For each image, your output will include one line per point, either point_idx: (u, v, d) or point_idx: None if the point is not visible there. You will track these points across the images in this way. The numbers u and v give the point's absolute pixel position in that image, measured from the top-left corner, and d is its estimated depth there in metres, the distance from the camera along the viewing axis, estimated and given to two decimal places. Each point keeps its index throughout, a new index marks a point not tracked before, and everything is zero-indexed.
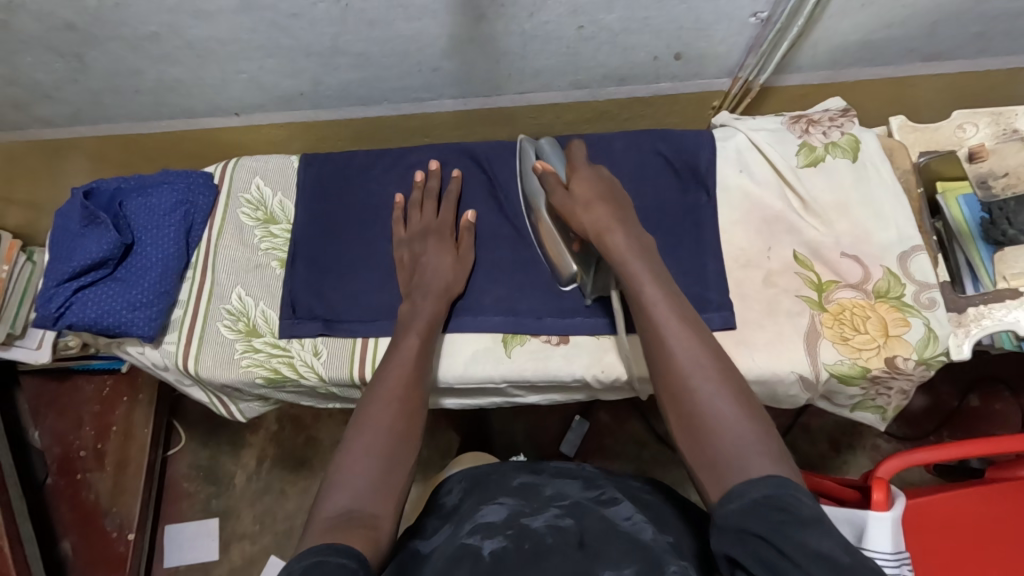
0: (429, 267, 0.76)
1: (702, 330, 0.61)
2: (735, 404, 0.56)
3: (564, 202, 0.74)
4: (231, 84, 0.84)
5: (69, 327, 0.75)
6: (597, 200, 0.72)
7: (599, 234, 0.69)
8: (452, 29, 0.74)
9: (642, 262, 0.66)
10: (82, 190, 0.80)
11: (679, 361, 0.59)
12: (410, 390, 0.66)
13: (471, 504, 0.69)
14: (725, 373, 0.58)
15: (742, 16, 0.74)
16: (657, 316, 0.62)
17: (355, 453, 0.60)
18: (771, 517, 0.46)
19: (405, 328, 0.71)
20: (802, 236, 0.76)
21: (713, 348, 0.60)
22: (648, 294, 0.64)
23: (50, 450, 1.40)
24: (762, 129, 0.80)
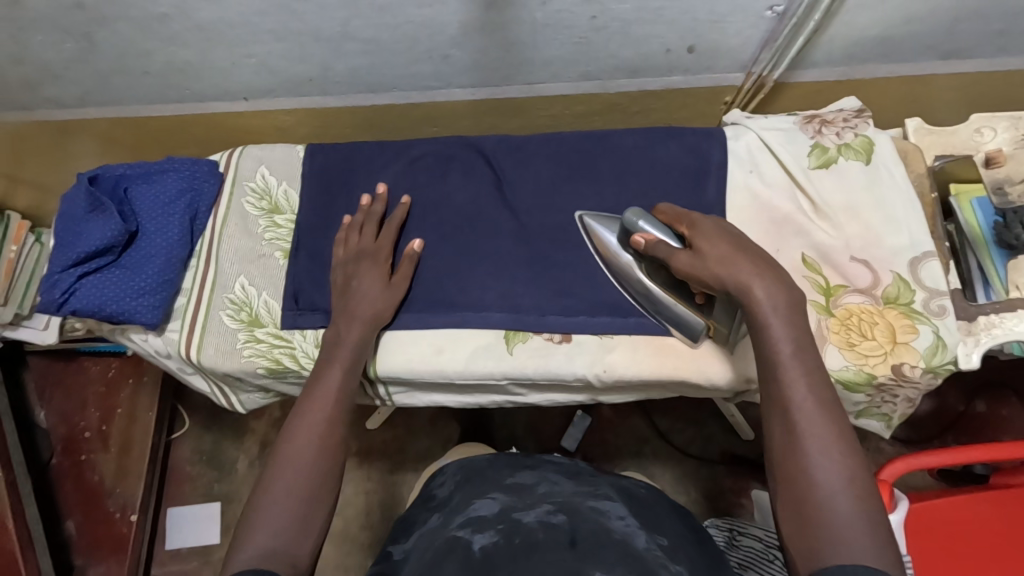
0: (356, 298, 0.74)
1: (837, 411, 0.54)
2: (863, 505, 0.50)
3: (702, 241, 0.64)
4: (239, 68, 0.84)
5: (72, 313, 0.75)
6: (735, 247, 0.62)
7: (733, 294, 0.59)
8: (463, 16, 0.73)
9: (784, 326, 0.57)
10: (88, 177, 0.80)
11: (810, 446, 0.53)
12: (331, 423, 0.65)
13: (465, 499, 0.71)
14: (856, 461, 0.52)
15: (758, 9, 0.73)
16: (793, 386, 0.55)
17: (275, 489, 0.59)
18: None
19: (330, 360, 0.70)
20: (811, 238, 0.74)
21: (845, 434, 0.53)
22: (786, 363, 0.56)
23: (54, 430, 1.42)
24: (775, 129, 0.79)
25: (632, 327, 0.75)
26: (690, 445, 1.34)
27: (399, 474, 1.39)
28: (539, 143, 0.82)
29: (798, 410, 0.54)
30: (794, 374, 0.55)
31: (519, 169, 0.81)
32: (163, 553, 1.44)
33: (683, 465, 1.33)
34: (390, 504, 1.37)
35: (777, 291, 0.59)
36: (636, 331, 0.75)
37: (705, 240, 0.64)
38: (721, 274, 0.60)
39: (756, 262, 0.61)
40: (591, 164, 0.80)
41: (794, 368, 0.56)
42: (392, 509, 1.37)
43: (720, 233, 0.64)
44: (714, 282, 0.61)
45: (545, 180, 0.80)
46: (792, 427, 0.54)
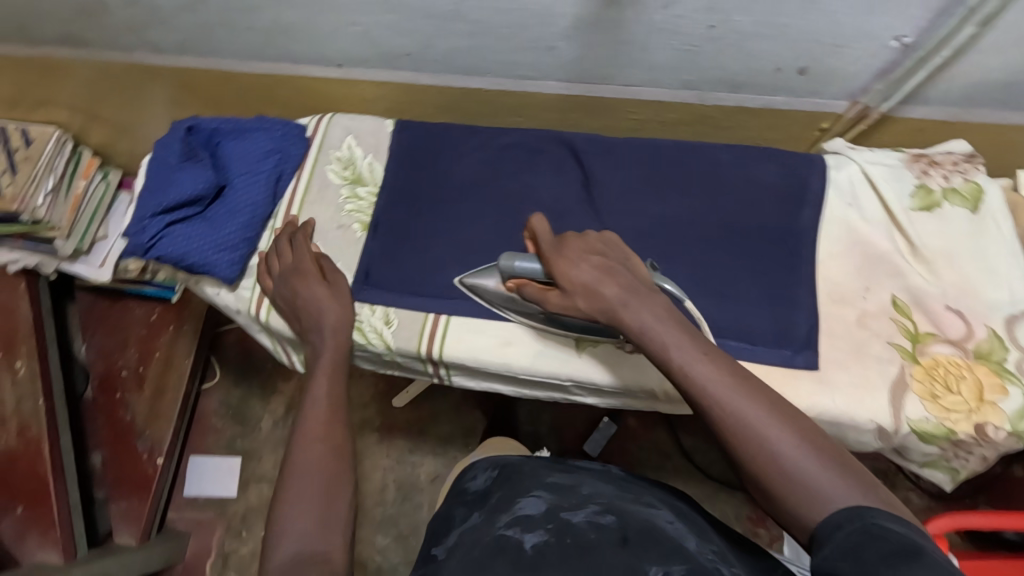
0: (315, 316, 0.73)
1: (748, 380, 0.51)
2: (825, 457, 0.47)
3: (556, 263, 0.63)
4: (341, 34, 0.83)
5: (156, 259, 0.76)
6: (597, 264, 0.62)
7: (612, 314, 0.58)
8: (580, 9, 0.72)
9: (666, 325, 0.55)
10: (185, 126, 0.81)
11: (761, 434, 0.48)
12: (327, 426, 0.65)
13: (507, 498, 0.69)
14: (792, 421, 0.49)
15: (885, 37, 0.70)
16: (709, 384, 0.51)
17: (289, 497, 0.58)
18: (867, 552, 0.40)
19: (312, 375, 0.69)
20: (905, 280, 0.72)
21: (767, 397, 0.50)
22: (680, 358, 0.53)
23: (94, 366, 1.45)
24: (880, 163, 0.76)
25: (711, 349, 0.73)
26: (712, 467, 1.33)
27: (418, 455, 1.39)
28: (630, 146, 0.81)
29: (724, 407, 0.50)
30: (699, 364, 0.52)
31: (608, 170, 0.80)
32: (181, 498, 1.46)
33: (703, 487, 1.32)
34: (406, 483, 1.38)
35: (652, 297, 0.58)
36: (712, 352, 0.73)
37: (569, 263, 0.62)
38: (598, 300, 0.59)
39: (620, 275, 0.60)
40: (682, 174, 0.79)
41: (689, 357, 0.53)
42: (407, 489, 1.37)
43: (578, 253, 0.63)
44: (592, 305, 0.60)
45: (634, 186, 0.79)
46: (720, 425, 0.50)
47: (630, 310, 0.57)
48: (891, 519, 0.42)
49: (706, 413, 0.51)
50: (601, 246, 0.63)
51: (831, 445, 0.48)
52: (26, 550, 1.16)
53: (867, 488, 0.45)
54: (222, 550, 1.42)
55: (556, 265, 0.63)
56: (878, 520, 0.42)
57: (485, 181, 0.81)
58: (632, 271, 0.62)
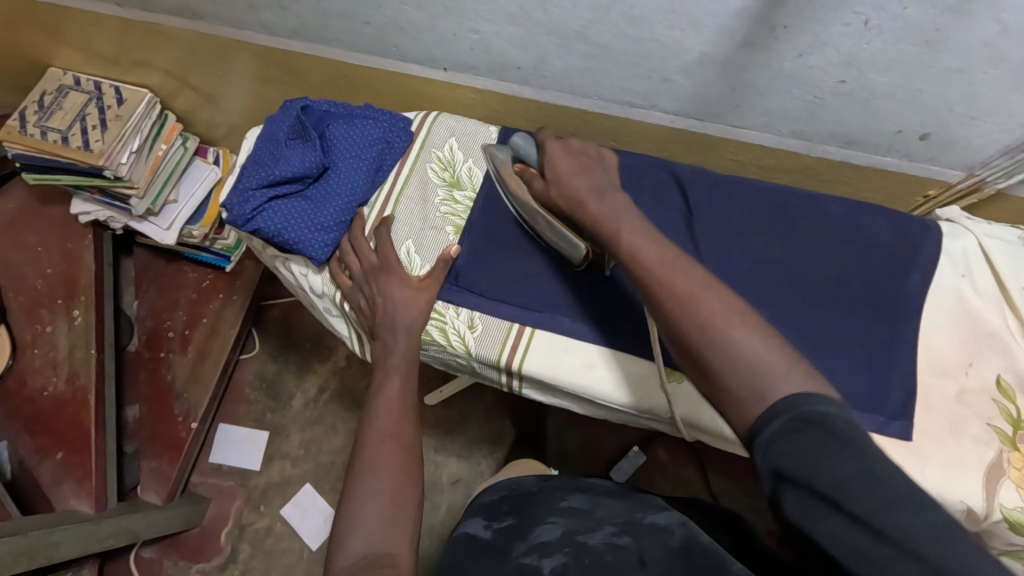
0: (391, 315, 0.74)
1: (687, 263, 0.57)
2: (761, 340, 0.49)
3: (554, 151, 0.74)
4: (456, 40, 0.84)
5: (255, 232, 0.76)
6: (581, 161, 0.72)
7: (579, 203, 0.68)
8: (710, 48, 0.71)
9: (618, 216, 0.64)
10: (299, 105, 0.82)
11: (698, 320, 0.52)
12: (400, 424, 0.67)
13: (523, 522, 0.70)
14: (727, 297, 0.52)
15: (1022, 115, 0.68)
16: (651, 273, 0.57)
17: (358, 497, 0.61)
18: (802, 443, 0.41)
19: (385, 372, 0.71)
20: (1015, 361, 0.69)
21: (705, 277, 0.55)
22: (629, 242, 0.61)
23: (142, 322, 1.47)
24: (998, 238, 0.74)
25: None
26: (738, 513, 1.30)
27: (443, 456, 1.39)
28: (735, 186, 0.80)
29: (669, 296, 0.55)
30: (646, 251, 0.59)
31: (711, 207, 0.79)
32: (206, 463, 1.48)
33: None
34: (428, 482, 1.37)
35: (613, 195, 0.68)
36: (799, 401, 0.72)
37: (559, 154, 0.73)
38: (572, 193, 0.70)
39: (591, 172, 0.71)
40: (785, 220, 0.77)
41: (638, 242, 0.61)
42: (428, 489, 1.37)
43: (566, 147, 0.74)
44: (563, 194, 0.71)
45: (735, 227, 0.78)
46: (659, 298, 0.55)
47: (598, 201, 0.67)
48: (827, 403, 0.43)
49: (650, 290, 0.56)
50: (593, 150, 0.74)
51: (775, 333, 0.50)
52: (60, 497, 1.17)
53: (803, 368, 0.47)
54: (239, 519, 1.42)
55: (550, 152, 0.74)
56: (815, 407, 0.42)
57: None
58: (607, 172, 0.72)
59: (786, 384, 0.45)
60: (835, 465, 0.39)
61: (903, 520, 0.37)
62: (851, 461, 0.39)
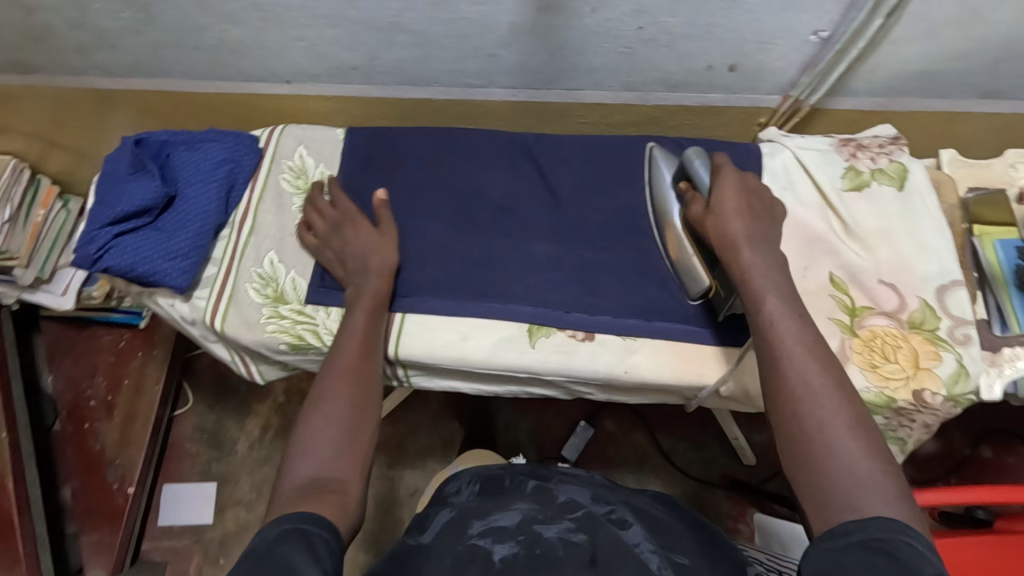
0: (360, 258, 0.75)
1: (825, 354, 0.58)
2: (868, 454, 0.52)
3: (725, 184, 0.69)
4: (288, 51, 0.86)
5: (104, 270, 0.75)
6: (748, 208, 0.68)
7: (731, 246, 0.65)
8: (515, 17, 0.75)
9: (769, 280, 0.63)
10: (132, 139, 0.82)
11: (826, 412, 0.55)
12: (362, 358, 0.68)
13: (485, 506, 0.66)
14: (852, 407, 0.55)
15: (804, 33, 0.75)
16: (789, 347, 0.58)
17: (315, 423, 0.62)
18: (880, 554, 0.44)
19: (354, 303, 0.73)
20: (841, 258, 0.75)
21: (838, 376, 0.57)
22: (771, 311, 0.61)
23: (61, 396, 1.41)
24: (811, 149, 0.80)
25: (653, 330, 0.75)
26: (691, 466, 1.34)
27: (397, 469, 1.38)
28: (575, 147, 0.84)
29: (796, 372, 0.57)
30: (787, 324, 0.60)
31: (559, 168, 0.83)
32: (156, 528, 1.39)
33: (682, 485, 1.33)
34: (386, 498, 1.36)
35: (764, 251, 0.66)
36: (658, 335, 0.75)
37: (728, 188, 0.69)
38: (716, 239, 0.67)
39: (757, 223, 0.67)
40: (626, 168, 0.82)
41: (782, 317, 0.61)
42: (387, 503, 1.35)
43: (741, 183, 0.69)
44: (716, 228, 0.67)
45: (577, 184, 0.82)
46: (785, 374, 0.57)
47: (748, 251, 0.65)
48: (922, 543, 0.45)
49: (778, 362, 0.58)
50: (757, 193, 0.70)
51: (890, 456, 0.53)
52: None
53: (905, 505, 0.49)
54: None
55: (721, 180, 0.69)
56: (920, 547, 0.45)
57: (436, 180, 0.84)
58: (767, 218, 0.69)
59: (873, 503, 0.49)
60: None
61: None
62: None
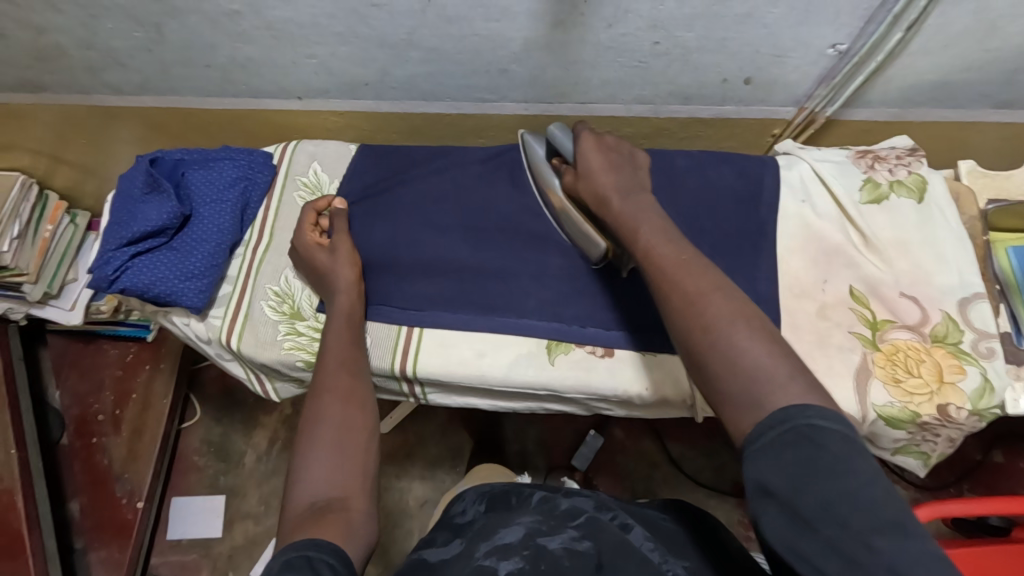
0: (332, 277, 0.75)
1: (703, 265, 0.55)
2: (761, 343, 0.48)
3: (585, 147, 0.71)
4: (300, 67, 0.85)
5: (121, 291, 0.75)
6: (613, 159, 0.69)
7: (603, 199, 0.67)
8: (529, 33, 0.75)
9: (642, 214, 0.63)
10: (149, 158, 0.82)
11: (709, 317, 0.51)
12: (354, 376, 0.66)
13: (490, 525, 0.64)
14: (733, 303, 0.52)
15: (820, 46, 0.74)
16: (667, 270, 0.56)
17: (312, 446, 0.59)
18: (791, 459, 0.40)
19: (327, 328, 0.72)
20: (861, 271, 0.75)
21: (717, 281, 0.54)
22: (647, 239, 0.60)
23: (69, 411, 1.40)
24: (828, 161, 0.80)
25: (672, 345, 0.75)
26: (701, 474, 1.33)
27: (406, 481, 1.37)
28: None
29: (676, 290, 0.54)
30: (662, 250, 0.58)
31: None
32: (164, 542, 1.38)
33: (694, 494, 1.32)
34: (395, 510, 1.35)
35: (639, 194, 0.65)
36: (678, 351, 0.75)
37: (591, 148, 0.70)
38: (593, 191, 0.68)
39: (625, 172, 0.67)
40: None
41: (656, 243, 0.59)
42: (397, 515, 1.34)
43: (599, 143, 0.71)
44: (590, 187, 0.68)
45: None
46: (666, 297, 0.54)
47: (621, 197, 0.65)
48: (824, 418, 0.42)
49: (660, 287, 0.56)
50: (624, 148, 0.71)
51: (782, 341, 0.49)
52: None
53: (802, 380, 0.45)
54: None
55: (583, 145, 0.71)
56: (825, 424, 0.41)
57: (451, 196, 0.84)
58: (635, 166, 0.69)
59: (785, 394, 0.44)
60: (822, 485, 0.39)
61: (885, 547, 0.37)
62: (837, 480, 0.39)
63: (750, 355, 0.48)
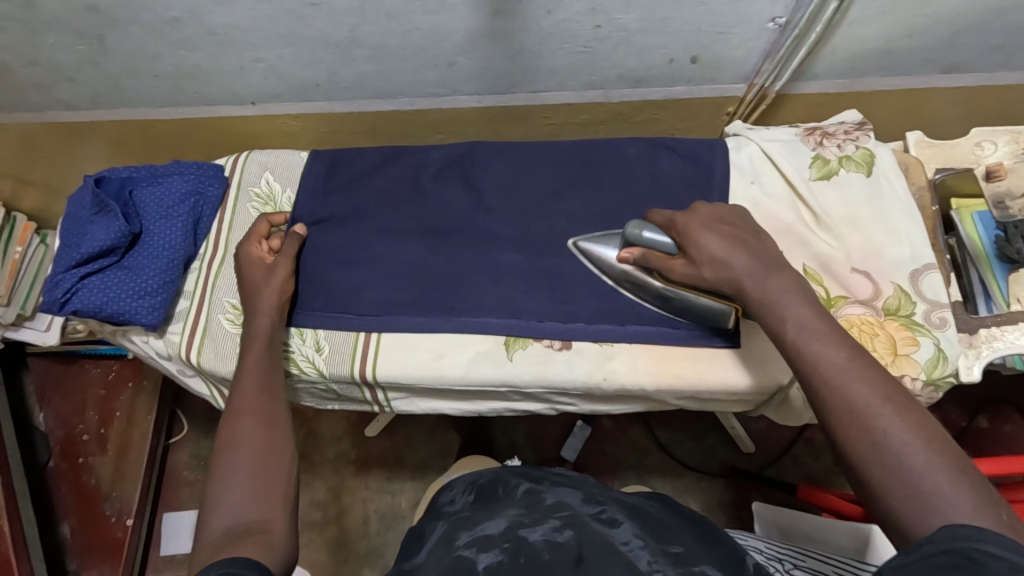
0: (255, 297, 0.73)
1: (876, 366, 0.49)
2: (945, 461, 0.43)
3: (691, 233, 0.65)
4: (247, 72, 0.85)
5: (73, 313, 0.75)
6: (733, 240, 0.63)
7: (736, 287, 0.59)
8: (470, 24, 0.74)
9: (788, 302, 0.55)
10: (94, 179, 0.81)
11: (885, 427, 0.45)
12: (265, 397, 0.64)
13: (475, 517, 0.65)
14: (919, 415, 0.46)
15: (761, 20, 0.74)
16: (832, 371, 0.49)
17: (226, 471, 0.57)
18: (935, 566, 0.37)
19: (246, 350, 0.69)
20: (812, 249, 0.75)
21: (893, 387, 0.48)
22: (796, 335, 0.53)
23: (54, 433, 1.39)
24: (776, 140, 0.80)
25: (628, 335, 0.75)
26: (690, 458, 1.33)
27: (397, 482, 1.37)
28: (538, 157, 0.84)
29: (846, 395, 0.48)
30: (823, 350, 0.51)
31: (526, 176, 0.83)
32: (159, 558, 1.38)
33: (682, 477, 1.32)
34: (389, 511, 1.35)
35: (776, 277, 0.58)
36: (635, 340, 0.75)
37: (700, 233, 0.64)
38: (721, 276, 0.61)
39: (754, 252, 0.61)
40: (592, 172, 0.82)
41: (811, 338, 0.52)
42: (390, 518, 1.35)
43: (707, 225, 0.65)
44: (715, 272, 0.62)
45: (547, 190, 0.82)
46: (833, 404, 0.48)
47: (756, 284, 0.58)
48: (1002, 543, 0.37)
49: (822, 392, 0.49)
50: (731, 217, 0.65)
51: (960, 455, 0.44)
52: None
53: (990, 505, 0.41)
54: None
55: (693, 229, 0.65)
56: (981, 548, 0.37)
57: (405, 197, 0.83)
58: (762, 243, 0.62)
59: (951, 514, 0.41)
60: None
61: None
62: None
63: (935, 484, 0.42)
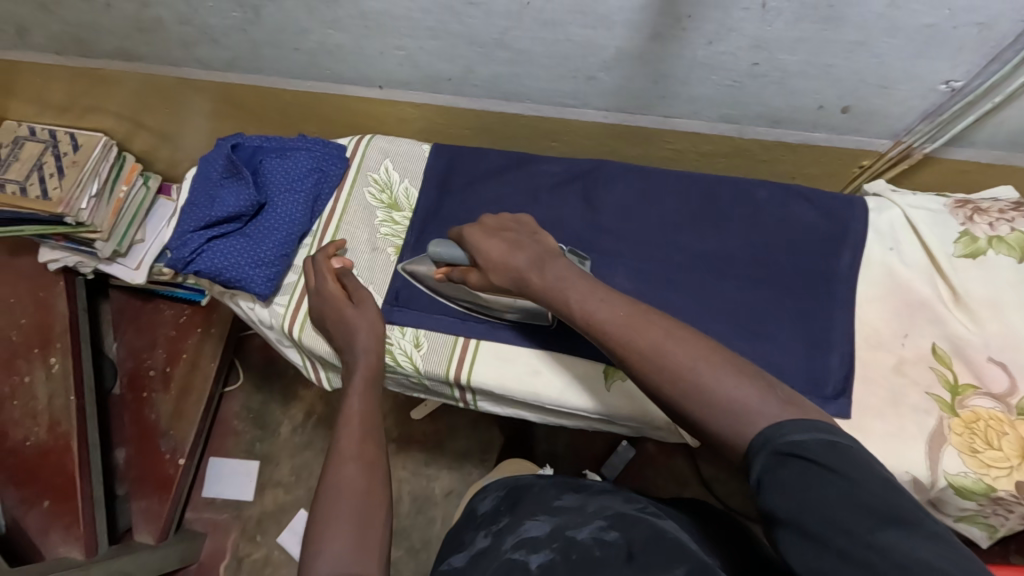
0: (347, 334, 0.72)
1: (649, 315, 0.54)
2: (737, 376, 0.48)
3: (474, 240, 0.69)
4: (385, 58, 0.85)
5: (196, 273, 0.77)
6: (507, 239, 0.67)
7: (520, 281, 0.64)
8: (624, 43, 0.72)
9: (565, 286, 0.60)
10: (230, 144, 0.84)
11: (680, 366, 0.50)
12: (365, 442, 0.63)
13: (515, 517, 0.65)
14: (702, 346, 0.51)
15: (933, 81, 0.71)
16: (625, 336, 0.53)
17: (331, 519, 0.56)
18: (786, 478, 0.42)
19: (348, 387, 0.69)
20: (946, 328, 0.71)
21: (670, 329, 0.53)
22: (583, 311, 0.57)
23: (123, 363, 1.43)
24: (922, 208, 0.76)
25: None
26: (731, 498, 1.29)
27: (434, 468, 1.38)
28: (660, 183, 0.81)
29: (646, 356, 0.52)
30: (607, 313, 0.56)
31: (646, 203, 0.80)
32: (199, 499, 1.43)
33: None
34: (422, 496, 1.36)
35: (554, 263, 0.64)
36: None
37: (481, 239, 0.69)
38: (508, 272, 0.65)
39: (528, 245, 0.66)
40: (717, 210, 0.79)
41: (593, 308, 0.57)
42: (422, 504, 1.36)
43: (486, 232, 0.69)
44: (501, 273, 0.66)
45: (666, 220, 0.79)
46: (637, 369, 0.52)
47: (540, 274, 0.63)
48: (804, 431, 0.43)
49: (623, 358, 0.54)
50: (510, 223, 0.70)
51: (726, 356, 0.50)
52: (49, 546, 1.09)
53: (780, 397, 0.46)
54: (236, 552, 1.38)
55: (471, 238, 0.69)
56: (788, 439, 0.43)
57: (521, 206, 0.82)
58: (536, 240, 0.67)
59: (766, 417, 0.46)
60: (816, 493, 0.40)
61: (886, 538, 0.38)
62: (825, 488, 0.40)
63: (721, 390, 0.48)
